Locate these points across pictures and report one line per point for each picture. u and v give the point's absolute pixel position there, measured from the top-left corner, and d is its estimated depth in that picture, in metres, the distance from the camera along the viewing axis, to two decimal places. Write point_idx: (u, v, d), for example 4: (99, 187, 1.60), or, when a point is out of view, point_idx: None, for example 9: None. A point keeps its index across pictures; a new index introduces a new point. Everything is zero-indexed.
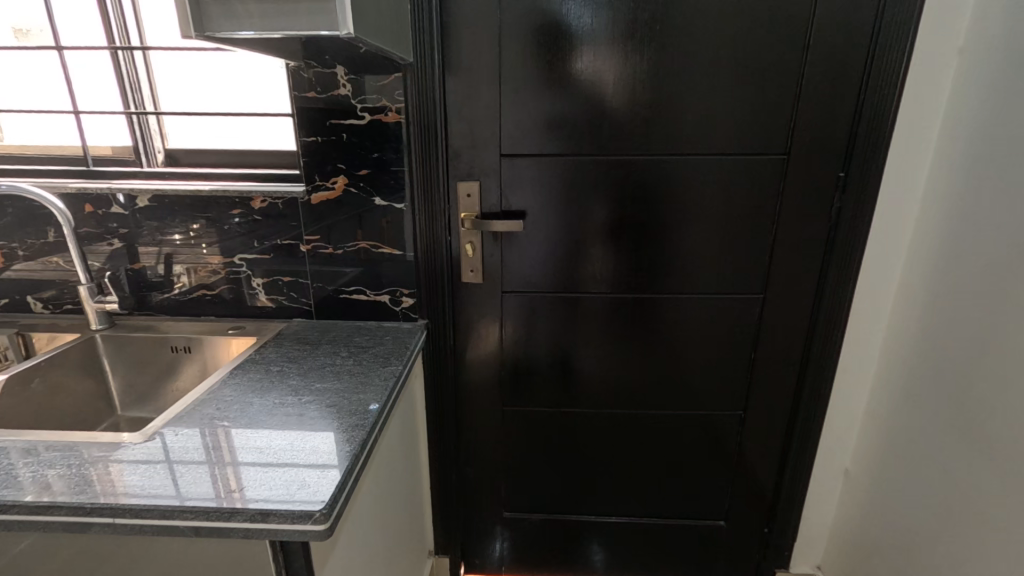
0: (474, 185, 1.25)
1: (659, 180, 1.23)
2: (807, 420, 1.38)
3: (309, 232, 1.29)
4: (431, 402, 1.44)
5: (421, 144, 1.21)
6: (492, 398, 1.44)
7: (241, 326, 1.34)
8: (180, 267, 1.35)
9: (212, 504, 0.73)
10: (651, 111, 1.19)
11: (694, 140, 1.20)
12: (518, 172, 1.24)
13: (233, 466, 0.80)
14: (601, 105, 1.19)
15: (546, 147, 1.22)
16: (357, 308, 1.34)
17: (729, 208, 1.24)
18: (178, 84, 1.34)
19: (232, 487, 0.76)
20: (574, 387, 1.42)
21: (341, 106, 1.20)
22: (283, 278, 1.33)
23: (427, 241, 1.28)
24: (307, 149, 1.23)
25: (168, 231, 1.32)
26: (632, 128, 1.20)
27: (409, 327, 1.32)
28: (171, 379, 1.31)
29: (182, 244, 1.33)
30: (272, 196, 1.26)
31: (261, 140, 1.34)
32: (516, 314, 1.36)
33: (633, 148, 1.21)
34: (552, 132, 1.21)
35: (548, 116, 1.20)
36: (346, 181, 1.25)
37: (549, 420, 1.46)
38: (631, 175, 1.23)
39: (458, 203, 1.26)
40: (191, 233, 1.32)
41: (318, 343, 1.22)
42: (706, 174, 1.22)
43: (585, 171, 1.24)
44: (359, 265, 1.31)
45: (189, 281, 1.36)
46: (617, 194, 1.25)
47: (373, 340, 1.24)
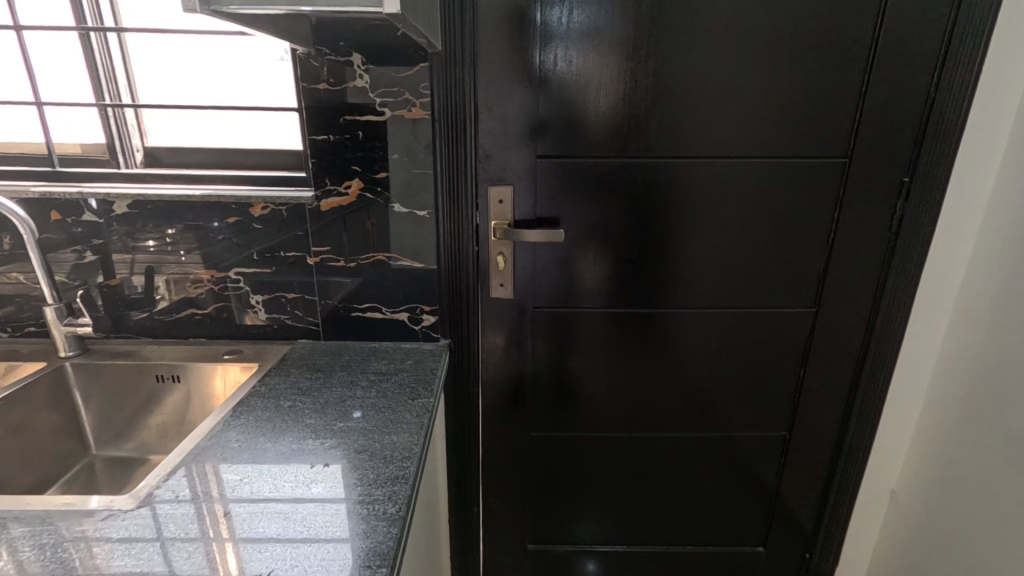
0: (506, 190, 1.12)
1: (710, 185, 1.12)
2: (854, 439, 1.30)
3: (317, 242, 1.14)
4: (451, 428, 1.31)
5: (448, 145, 1.08)
6: (519, 424, 1.31)
7: (237, 349, 1.18)
8: (162, 281, 1.18)
9: (201, 545, 0.64)
10: (704, 110, 1.08)
11: (747, 142, 1.10)
12: (555, 177, 1.12)
13: (247, 533, 0.66)
14: (650, 103, 1.07)
15: (586, 149, 1.10)
16: (371, 327, 1.19)
17: (783, 216, 1.14)
18: (161, 74, 1.17)
19: (220, 531, 0.66)
20: (607, 410, 1.30)
21: (357, 100, 1.05)
22: (285, 294, 1.17)
23: (452, 253, 1.15)
24: (316, 148, 1.08)
25: (146, 239, 1.15)
26: (682, 128, 1.09)
27: (431, 348, 1.18)
28: (154, 412, 1.14)
29: (157, 251, 1.16)
30: (273, 201, 1.11)
31: (258, 139, 1.18)
32: (547, 332, 1.23)
33: (684, 150, 1.10)
34: (594, 132, 1.09)
35: (590, 113, 1.08)
36: (361, 185, 1.10)
37: (580, 445, 1.34)
38: (679, 181, 1.12)
39: (488, 210, 1.13)
40: (167, 239, 1.15)
41: (330, 369, 1.08)
42: (758, 179, 1.12)
43: (629, 175, 1.12)
44: (374, 279, 1.16)
45: (168, 295, 1.19)
46: (664, 201, 1.13)
47: (395, 369, 1.09)
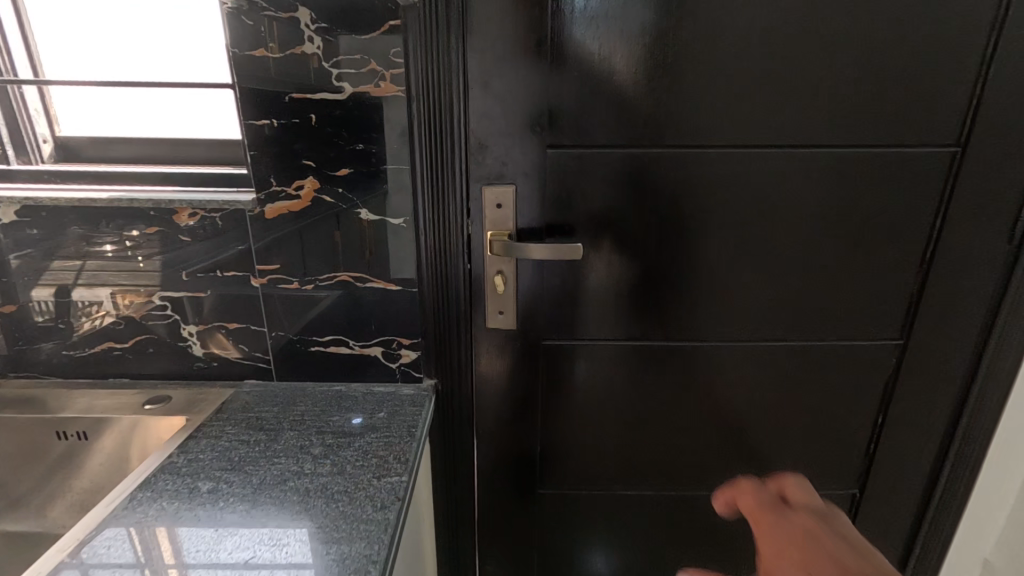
0: (506, 191, 0.85)
1: (773, 184, 0.86)
2: (944, 502, 1.04)
3: (262, 259, 0.88)
4: (439, 485, 1.05)
5: (430, 131, 0.81)
6: (524, 481, 1.06)
7: (163, 395, 0.92)
8: (109, 291, 0.91)
9: None
10: (770, 83, 0.81)
11: (825, 127, 0.83)
12: (571, 174, 0.86)
13: None
14: (697, 74, 0.80)
15: (613, 137, 0.84)
16: (335, 366, 0.93)
17: (869, 221, 0.87)
18: (66, 43, 0.92)
19: None
20: (635, 464, 1.05)
21: (308, 72, 0.79)
22: (226, 324, 0.92)
23: (438, 272, 0.89)
24: (253, 136, 0.82)
25: (104, 243, 0.89)
26: (740, 108, 0.82)
27: (412, 393, 0.93)
28: (60, 477, 0.89)
29: (114, 258, 0.90)
30: (202, 206, 0.85)
31: (190, 125, 0.93)
32: (560, 370, 0.97)
33: (741, 137, 0.84)
34: (624, 115, 0.83)
35: (619, 89, 0.81)
36: (317, 185, 0.84)
37: (600, 507, 1.08)
38: (734, 178, 0.86)
39: (483, 218, 0.87)
40: (126, 242, 0.88)
41: (278, 425, 0.82)
42: (838, 176, 0.85)
43: (667, 172, 0.85)
44: (337, 305, 0.90)
45: (115, 310, 0.92)
46: (713, 205, 0.87)
47: (362, 425, 0.83)
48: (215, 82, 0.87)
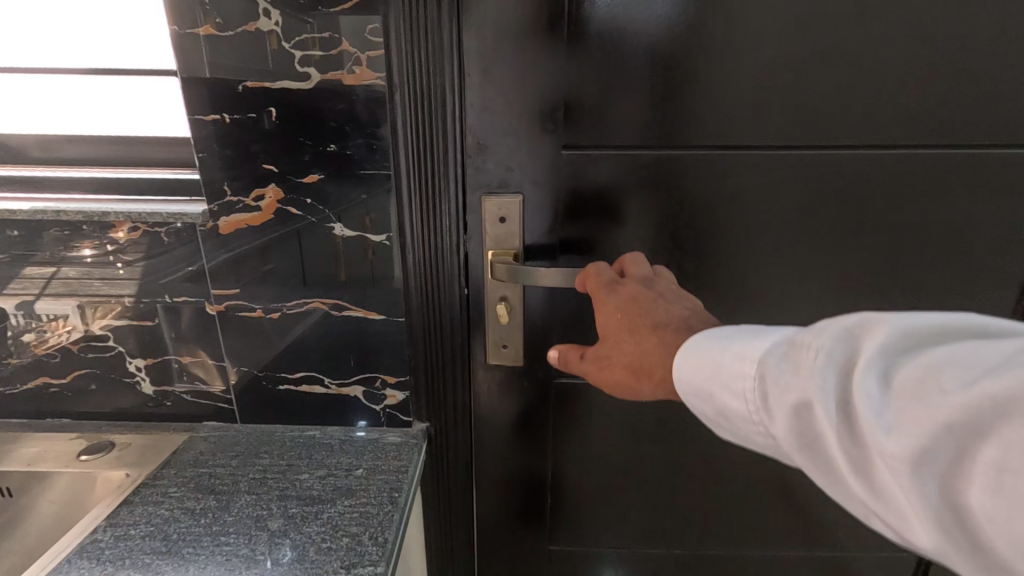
0: (512, 202, 0.70)
1: (840, 196, 0.69)
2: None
3: (219, 282, 0.74)
4: (432, 545, 0.90)
5: (416, 130, 0.66)
6: (532, 539, 0.90)
7: (104, 442, 0.78)
8: (85, 304, 0.76)
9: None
10: (843, 70, 0.64)
11: (910, 124, 0.66)
12: (590, 181, 0.70)
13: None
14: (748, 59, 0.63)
15: (642, 137, 0.68)
16: (309, 407, 0.79)
17: (959, 241, 0.71)
18: None
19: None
20: (661, 517, 0.90)
21: (265, 54, 0.64)
22: (179, 358, 0.78)
23: (428, 300, 0.74)
24: (203, 135, 0.68)
25: (83, 248, 0.74)
26: (801, 101, 0.65)
27: (398, 441, 0.78)
28: None
29: (94, 266, 0.75)
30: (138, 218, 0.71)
31: (126, 121, 0.75)
32: (574, 412, 0.82)
33: (801, 137, 0.67)
34: (656, 111, 0.67)
35: (653, 77, 0.65)
36: (281, 195, 0.70)
37: (620, 565, 0.93)
38: (790, 188, 0.69)
39: (484, 234, 0.71)
40: (107, 246, 0.74)
41: (233, 487, 0.68)
42: (917, 187, 0.69)
43: (709, 179, 0.69)
44: (308, 336, 0.76)
45: (85, 325, 0.77)
46: (765, 220, 0.71)
47: (333, 488, 0.68)
48: (156, 68, 0.72)
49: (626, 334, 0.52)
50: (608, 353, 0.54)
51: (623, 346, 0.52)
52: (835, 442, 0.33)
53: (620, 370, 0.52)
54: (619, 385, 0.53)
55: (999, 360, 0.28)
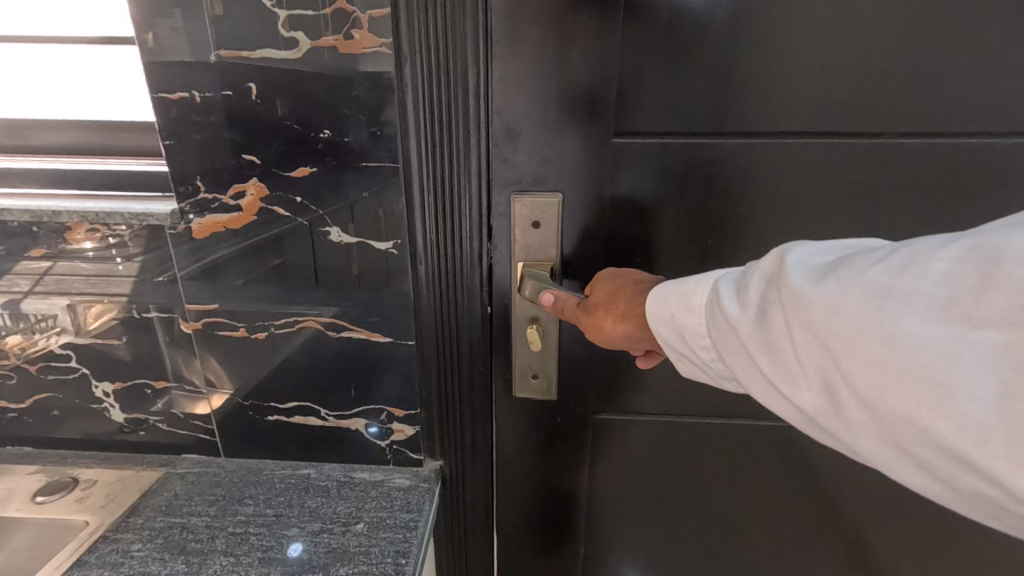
0: (548, 204, 0.57)
1: (960, 199, 0.56)
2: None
3: (196, 295, 0.62)
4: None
5: (432, 113, 0.52)
6: None
7: (66, 478, 0.67)
8: (79, 303, 0.65)
9: None
10: (983, 35, 0.50)
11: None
12: (647, 177, 0.57)
13: None
14: (865, 20, 0.50)
15: (717, 123, 0.54)
16: (302, 442, 0.67)
17: None
18: None
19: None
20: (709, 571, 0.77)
21: (243, 15, 0.51)
22: (154, 380, 0.67)
23: (443, 320, 0.61)
24: (170, 117, 0.55)
25: (85, 241, 0.62)
26: (928, 74, 0.52)
27: (407, 485, 0.65)
28: None
29: (97, 262, 0.63)
30: (112, 223, 0.60)
31: (81, 105, 0.64)
32: (613, 451, 0.70)
33: (921, 124, 0.53)
34: (737, 90, 0.53)
35: (732, 46, 0.51)
36: (264, 193, 0.57)
37: None
38: (901, 190, 0.56)
39: (514, 242, 0.58)
40: (110, 240, 0.61)
41: (208, 545, 0.57)
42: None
43: (796, 176, 0.56)
44: (300, 361, 0.64)
45: (79, 330, 0.66)
46: (864, 228, 0.57)
47: (326, 551, 0.56)
48: (117, 36, 0.59)
49: (619, 291, 0.50)
50: (602, 304, 0.50)
51: (617, 299, 0.50)
52: (745, 336, 0.36)
53: (612, 320, 0.49)
54: (606, 335, 0.49)
55: (877, 257, 0.31)
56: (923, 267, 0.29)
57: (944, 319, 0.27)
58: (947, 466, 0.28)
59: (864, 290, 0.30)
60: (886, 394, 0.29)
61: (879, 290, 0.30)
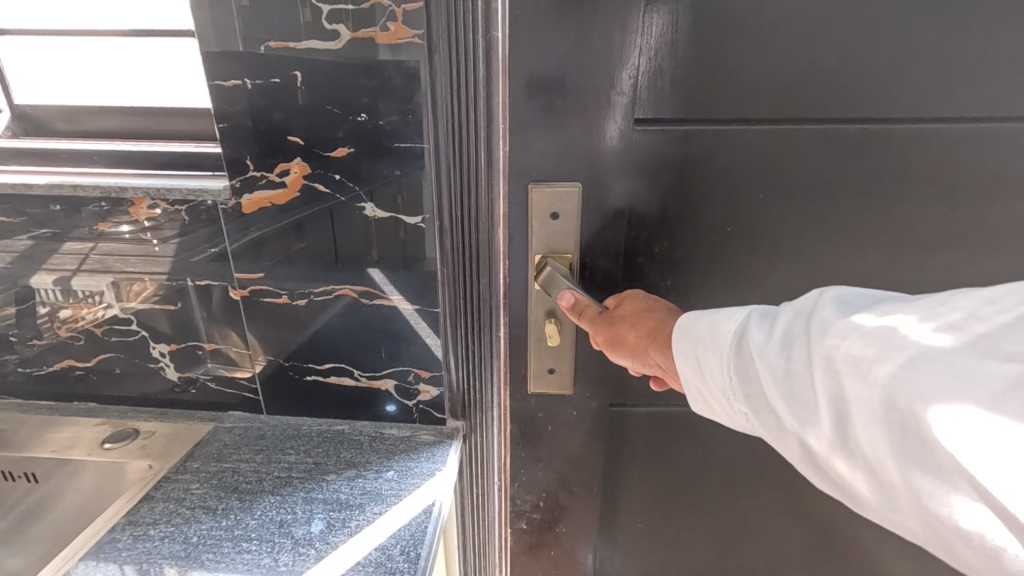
0: (567, 195, 0.63)
1: (937, 177, 0.61)
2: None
3: (242, 266, 0.68)
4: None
5: (459, 93, 0.56)
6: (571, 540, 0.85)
7: (129, 429, 0.75)
8: (121, 279, 0.72)
9: (226, 525, 0.58)
10: (967, 26, 0.55)
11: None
12: (661, 159, 0.62)
13: (270, 538, 0.56)
14: (868, 10, 0.55)
15: (723, 110, 0.59)
16: (337, 400, 0.74)
17: None
18: None
19: (247, 510, 0.60)
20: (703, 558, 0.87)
21: (289, 10, 0.56)
22: (204, 344, 0.74)
23: (465, 291, 0.65)
24: (222, 104, 0.61)
25: (119, 223, 0.69)
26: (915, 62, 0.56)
27: (431, 442, 0.71)
28: (8, 524, 0.74)
29: (131, 242, 0.70)
30: (148, 207, 0.68)
31: (139, 92, 0.70)
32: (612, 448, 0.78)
33: (916, 108, 0.58)
34: (748, 76, 0.57)
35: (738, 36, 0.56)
36: (306, 171, 0.63)
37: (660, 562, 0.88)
38: (894, 171, 0.61)
39: (535, 230, 0.64)
40: (145, 222, 0.69)
41: (257, 486, 0.63)
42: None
43: (801, 158, 0.61)
44: (337, 327, 0.70)
45: (118, 303, 0.73)
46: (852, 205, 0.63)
47: (362, 492, 0.62)
48: (179, 29, 0.66)
49: (647, 311, 0.56)
50: (629, 317, 0.55)
51: (642, 318, 0.55)
52: (767, 359, 0.41)
53: (634, 334, 0.54)
54: (627, 348, 0.54)
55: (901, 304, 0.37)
56: (940, 305, 0.35)
57: (948, 341, 0.33)
58: (940, 492, 0.32)
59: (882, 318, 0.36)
60: (901, 418, 0.33)
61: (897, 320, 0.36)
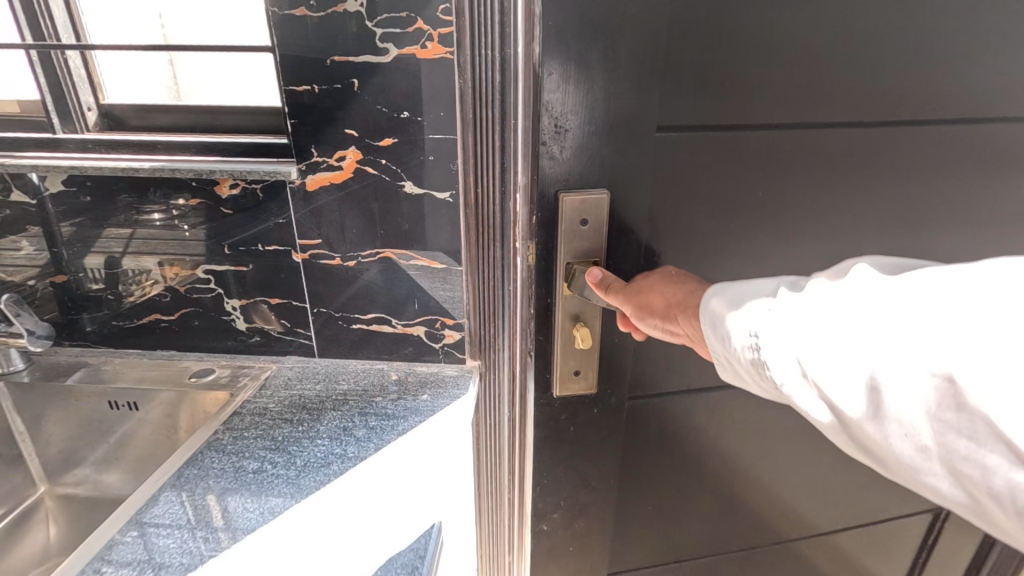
0: (591, 205, 0.80)
1: (835, 165, 0.84)
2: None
3: (305, 232, 0.85)
4: (485, 559, 1.08)
5: (483, 96, 0.72)
6: (584, 466, 1.02)
7: (209, 368, 0.92)
8: (159, 260, 0.90)
9: (304, 427, 0.75)
10: (845, 52, 0.77)
11: (903, 108, 0.82)
12: (655, 159, 0.80)
13: (342, 435, 0.74)
14: (781, 39, 0.75)
15: (694, 119, 0.78)
16: (377, 344, 0.91)
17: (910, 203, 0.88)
18: (116, 9, 0.89)
19: (319, 417, 0.77)
20: (685, 526, 1.11)
21: (352, 33, 0.73)
22: (268, 299, 0.90)
23: (482, 253, 0.82)
24: (294, 104, 0.77)
25: (153, 211, 0.87)
26: (812, 77, 0.78)
27: (454, 376, 0.89)
28: (112, 443, 0.91)
29: (163, 227, 0.88)
30: (174, 200, 0.85)
31: (223, 95, 0.89)
32: (623, 442, 1.01)
33: (813, 110, 0.80)
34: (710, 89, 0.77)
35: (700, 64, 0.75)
36: (359, 156, 0.79)
37: (651, 485, 1.06)
38: (806, 161, 0.83)
39: (566, 234, 0.81)
40: (175, 211, 0.86)
41: (322, 403, 0.81)
42: (906, 164, 0.86)
43: (749, 153, 0.81)
44: (379, 282, 0.87)
45: (161, 279, 0.91)
46: (781, 186, 0.84)
47: (404, 407, 0.80)
48: (256, 45, 0.83)
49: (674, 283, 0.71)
50: (649, 290, 0.72)
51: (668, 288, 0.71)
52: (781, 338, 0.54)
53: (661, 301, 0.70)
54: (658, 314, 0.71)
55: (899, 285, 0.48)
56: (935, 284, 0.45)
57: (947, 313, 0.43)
58: (971, 452, 0.42)
59: (852, 296, 0.50)
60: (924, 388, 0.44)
61: (870, 291, 0.49)
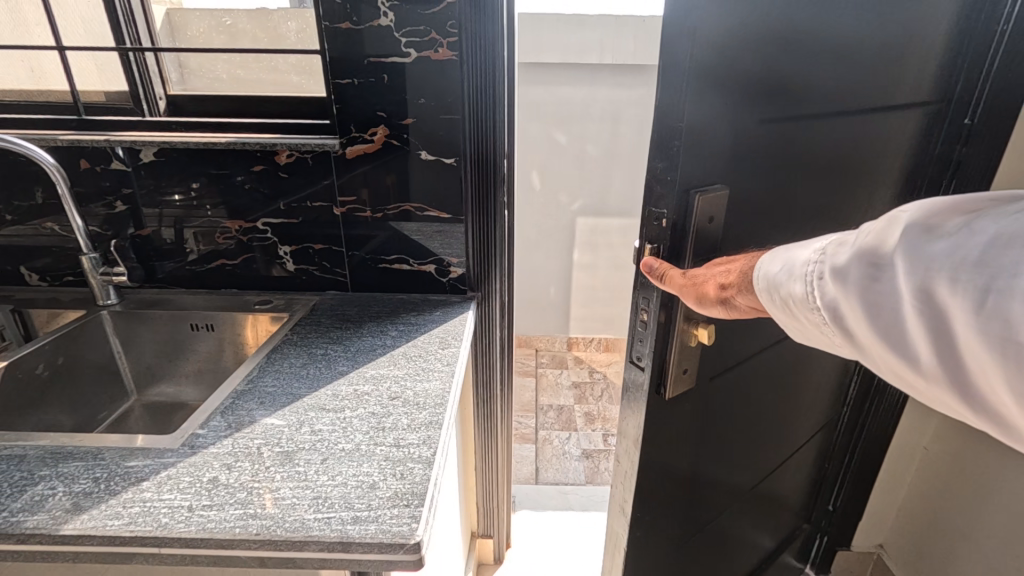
0: (717, 202, 0.71)
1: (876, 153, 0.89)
2: (884, 418, 1.32)
3: (345, 192, 1.11)
4: (481, 454, 1.38)
5: (479, 85, 1.01)
6: (666, 455, 0.91)
7: (266, 300, 1.18)
8: (190, 234, 1.17)
9: (352, 332, 1.02)
10: None
11: (921, 96, 0.88)
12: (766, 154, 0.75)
13: (382, 335, 1.00)
14: None
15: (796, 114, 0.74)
16: (399, 278, 1.19)
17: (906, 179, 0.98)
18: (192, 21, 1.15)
19: (361, 326, 1.04)
20: (728, 485, 1.07)
21: (384, 41, 0.99)
22: (314, 245, 1.16)
23: (481, 204, 1.10)
24: (339, 93, 1.03)
25: (173, 193, 1.14)
26: None
27: (459, 301, 1.17)
28: (192, 357, 1.17)
29: (184, 206, 1.14)
30: (191, 185, 1.12)
31: (278, 88, 1.17)
32: (700, 423, 0.93)
33: None
34: (801, 89, 0.73)
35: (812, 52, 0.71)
36: (386, 132, 1.06)
37: (712, 456, 1.00)
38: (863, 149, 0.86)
39: (694, 231, 0.71)
40: (194, 193, 1.13)
41: (361, 318, 1.08)
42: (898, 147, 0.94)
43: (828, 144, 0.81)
44: (401, 230, 1.14)
45: (192, 246, 1.18)
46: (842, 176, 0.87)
47: (424, 319, 1.07)
48: (305, 49, 1.10)
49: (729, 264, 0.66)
50: (704, 275, 0.66)
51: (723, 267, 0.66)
52: (843, 289, 0.48)
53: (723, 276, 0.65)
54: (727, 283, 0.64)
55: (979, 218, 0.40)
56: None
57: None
58: None
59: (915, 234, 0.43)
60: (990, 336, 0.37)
61: (935, 227, 0.42)
